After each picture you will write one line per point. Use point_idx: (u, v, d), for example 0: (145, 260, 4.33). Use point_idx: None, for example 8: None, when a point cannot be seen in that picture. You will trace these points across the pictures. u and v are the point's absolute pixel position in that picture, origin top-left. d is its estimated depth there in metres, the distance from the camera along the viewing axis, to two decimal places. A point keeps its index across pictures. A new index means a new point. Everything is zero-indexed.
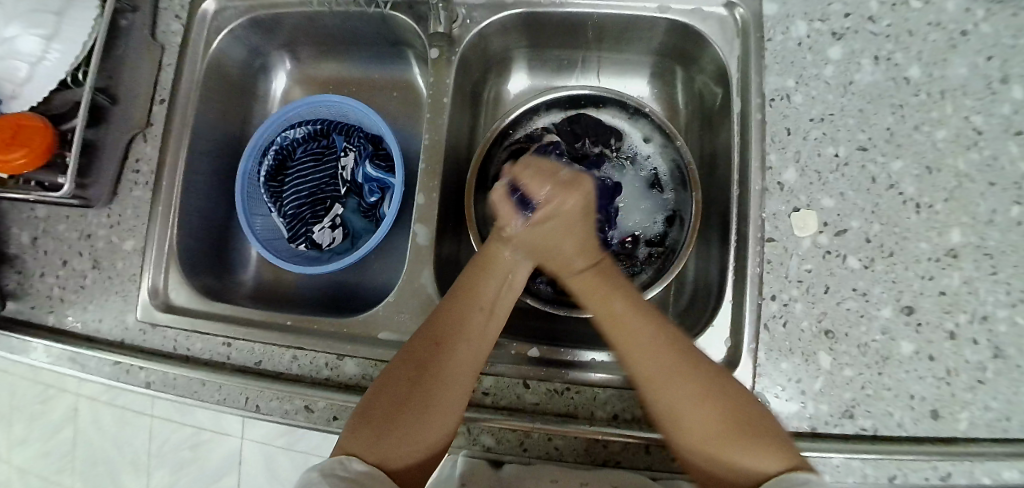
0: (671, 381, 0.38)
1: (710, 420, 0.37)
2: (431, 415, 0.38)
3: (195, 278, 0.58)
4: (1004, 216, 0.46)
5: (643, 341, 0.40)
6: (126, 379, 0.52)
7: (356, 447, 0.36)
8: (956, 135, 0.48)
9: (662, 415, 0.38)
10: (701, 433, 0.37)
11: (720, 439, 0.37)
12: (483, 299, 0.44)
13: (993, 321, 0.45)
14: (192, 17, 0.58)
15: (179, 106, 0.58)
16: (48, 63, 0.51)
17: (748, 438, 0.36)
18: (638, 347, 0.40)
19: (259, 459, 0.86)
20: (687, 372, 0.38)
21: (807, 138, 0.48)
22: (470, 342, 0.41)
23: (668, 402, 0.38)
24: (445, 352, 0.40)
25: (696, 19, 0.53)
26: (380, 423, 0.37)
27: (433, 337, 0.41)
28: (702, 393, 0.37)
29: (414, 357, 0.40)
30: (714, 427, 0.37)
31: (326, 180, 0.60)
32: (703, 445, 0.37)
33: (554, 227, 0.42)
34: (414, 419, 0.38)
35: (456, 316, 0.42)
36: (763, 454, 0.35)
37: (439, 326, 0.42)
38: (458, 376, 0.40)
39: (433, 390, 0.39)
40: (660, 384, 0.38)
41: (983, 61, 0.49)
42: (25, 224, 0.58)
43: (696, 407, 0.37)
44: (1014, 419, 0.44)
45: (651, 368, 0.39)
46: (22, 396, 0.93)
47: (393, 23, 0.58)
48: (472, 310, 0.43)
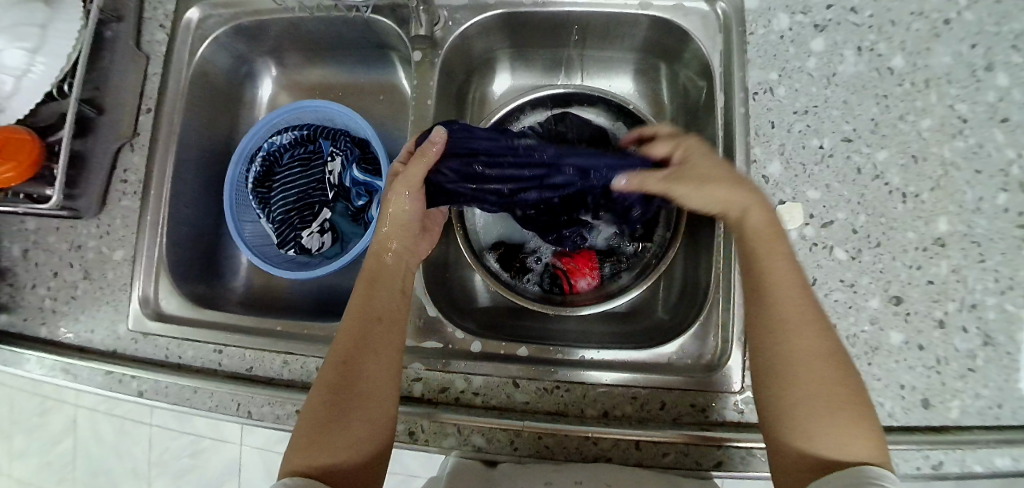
0: (816, 347, 0.37)
1: (826, 380, 0.36)
2: (354, 428, 0.38)
3: (187, 287, 0.59)
4: (991, 204, 0.46)
5: (800, 301, 0.38)
6: (118, 389, 0.52)
7: (298, 470, 0.35)
8: (941, 124, 0.48)
9: (802, 358, 0.37)
10: (826, 397, 0.35)
11: (829, 405, 0.35)
12: (377, 308, 0.43)
13: (982, 309, 0.45)
14: (175, 26, 0.58)
15: (165, 115, 0.58)
16: (34, 77, 0.49)
17: (847, 416, 0.35)
18: (792, 294, 0.39)
19: (260, 464, 0.86)
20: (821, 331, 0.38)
21: (792, 130, 0.48)
22: (376, 345, 0.41)
23: (798, 345, 0.37)
24: (355, 365, 0.40)
25: (679, 15, 0.53)
26: (312, 442, 0.36)
27: (343, 353, 0.40)
28: (830, 356, 0.37)
29: (329, 377, 0.39)
30: (830, 396, 0.35)
31: (313, 186, 0.60)
32: (811, 412, 0.35)
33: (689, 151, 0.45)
34: (341, 435, 0.37)
35: (357, 326, 0.42)
36: (855, 441, 0.34)
37: (341, 347, 0.41)
38: (375, 386, 0.39)
39: (357, 406, 0.38)
40: (806, 344, 0.37)
41: (967, 49, 0.49)
42: (16, 236, 0.58)
43: (828, 364, 0.36)
44: (1005, 406, 0.44)
45: (799, 311, 0.38)
46: (21, 408, 0.93)
47: (377, 27, 0.58)
48: (370, 321, 0.42)
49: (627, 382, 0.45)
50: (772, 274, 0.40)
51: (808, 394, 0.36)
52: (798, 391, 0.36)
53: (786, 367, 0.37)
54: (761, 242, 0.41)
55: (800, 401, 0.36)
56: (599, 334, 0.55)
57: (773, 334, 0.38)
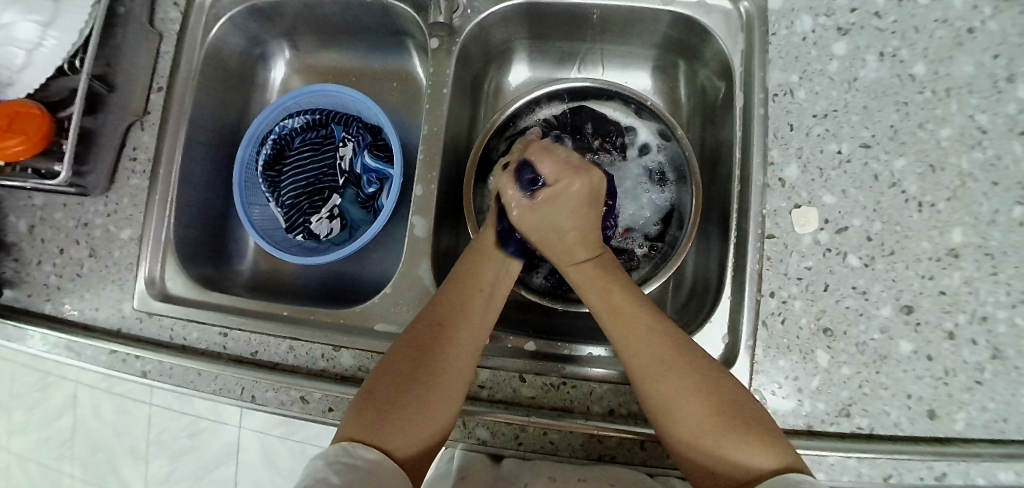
0: (666, 376, 0.38)
1: (694, 410, 0.36)
2: (433, 396, 0.37)
3: (193, 269, 0.58)
4: (1006, 216, 0.46)
5: (645, 342, 0.40)
6: (122, 368, 0.52)
7: (363, 428, 0.35)
8: (960, 133, 0.47)
9: (663, 403, 0.37)
10: (700, 430, 0.36)
11: (712, 435, 0.35)
12: (479, 285, 0.44)
13: (992, 321, 0.44)
14: (190, 5, 0.58)
15: (176, 94, 0.57)
16: (45, 51, 0.49)
17: (741, 429, 0.35)
18: (640, 338, 0.40)
19: (258, 448, 0.86)
20: (670, 367, 0.38)
21: (810, 134, 0.48)
22: (470, 320, 0.42)
23: (661, 396, 0.38)
24: (449, 333, 0.41)
25: (700, 12, 0.52)
26: (386, 403, 0.36)
27: (435, 321, 0.41)
28: (694, 380, 0.37)
29: (418, 342, 0.40)
30: (706, 430, 0.36)
31: (324, 170, 0.59)
32: (702, 444, 0.36)
33: (575, 194, 0.45)
34: (420, 397, 0.37)
35: (456, 296, 0.43)
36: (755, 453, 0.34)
37: (438, 311, 0.42)
38: (460, 359, 0.40)
39: (439, 371, 0.39)
40: (657, 379, 0.38)
41: (990, 58, 0.48)
42: (23, 211, 0.58)
43: (690, 399, 0.37)
44: (1010, 420, 0.43)
45: (642, 360, 0.39)
46: (21, 383, 0.93)
47: (394, 13, 0.57)
48: (470, 298, 0.43)
49: (633, 381, 0.45)
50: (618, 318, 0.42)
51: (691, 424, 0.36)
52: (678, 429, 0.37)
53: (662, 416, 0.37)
54: (598, 280, 0.44)
55: (688, 438, 0.36)
56: (606, 331, 0.54)
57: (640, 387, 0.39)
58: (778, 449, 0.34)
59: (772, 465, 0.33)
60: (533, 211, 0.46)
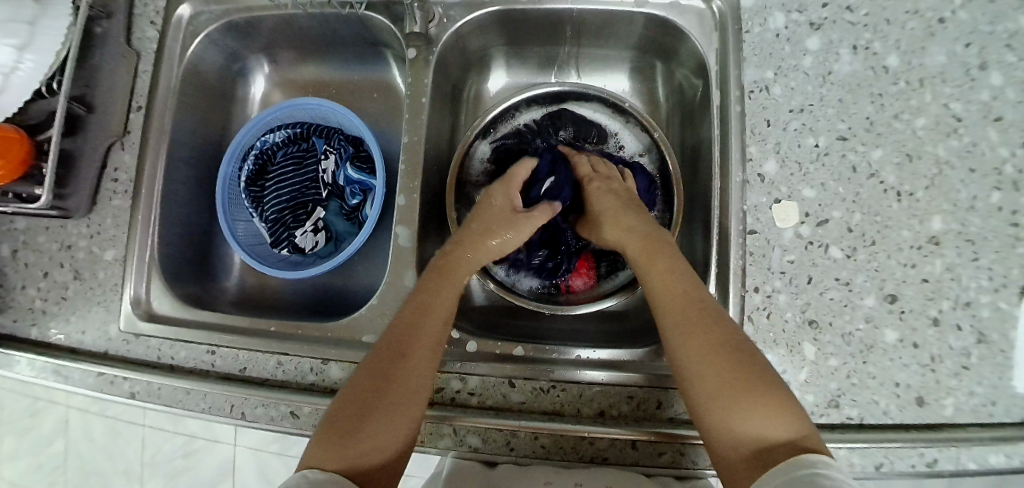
0: (695, 333, 0.38)
1: (721, 367, 0.36)
2: (394, 422, 0.37)
3: (179, 288, 0.58)
4: (985, 202, 0.46)
5: (684, 301, 0.40)
6: (110, 390, 0.51)
7: (322, 455, 0.35)
8: (936, 122, 0.48)
9: (694, 356, 0.37)
10: (725, 390, 0.36)
11: (737, 400, 0.35)
12: (442, 310, 0.44)
13: (976, 307, 0.45)
14: (167, 23, 0.58)
15: (156, 113, 0.57)
16: (22, 74, 0.49)
17: (764, 399, 0.35)
18: (680, 290, 0.41)
19: (254, 465, 0.85)
20: (710, 323, 0.38)
21: (787, 129, 0.48)
22: (428, 346, 0.41)
23: (697, 347, 0.38)
24: (408, 360, 0.40)
25: (675, 13, 0.53)
26: (346, 429, 0.36)
27: (395, 345, 0.40)
28: (724, 343, 0.37)
29: (376, 367, 0.39)
30: (734, 390, 0.35)
31: (307, 184, 0.59)
32: (725, 409, 0.35)
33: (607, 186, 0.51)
34: (380, 423, 0.37)
35: (417, 320, 0.42)
36: (774, 424, 0.34)
37: (399, 336, 0.41)
38: (417, 384, 0.39)
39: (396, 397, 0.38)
40: (690, 336, 0.38)
41: (961, 47, 0.49)
42: (4, 236, 0.57)
43: (721, 355, 0.37)
44: (998, 403, 0.44)
45: (681, 323, 0.39)
46: (12, 410, 0.92)
47: (371, 24, 0.57)
48: (431, 321, 0.42)
49: (623, 382, 0.45)
50: (662, 282, 0.42)
51: (720, 390, 0.36)
52: (703, 391, 0.36)
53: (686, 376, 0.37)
54: (646, 253, 0.45)
55: (717, 399, 0.36)
56: (594, 333, 0.54)
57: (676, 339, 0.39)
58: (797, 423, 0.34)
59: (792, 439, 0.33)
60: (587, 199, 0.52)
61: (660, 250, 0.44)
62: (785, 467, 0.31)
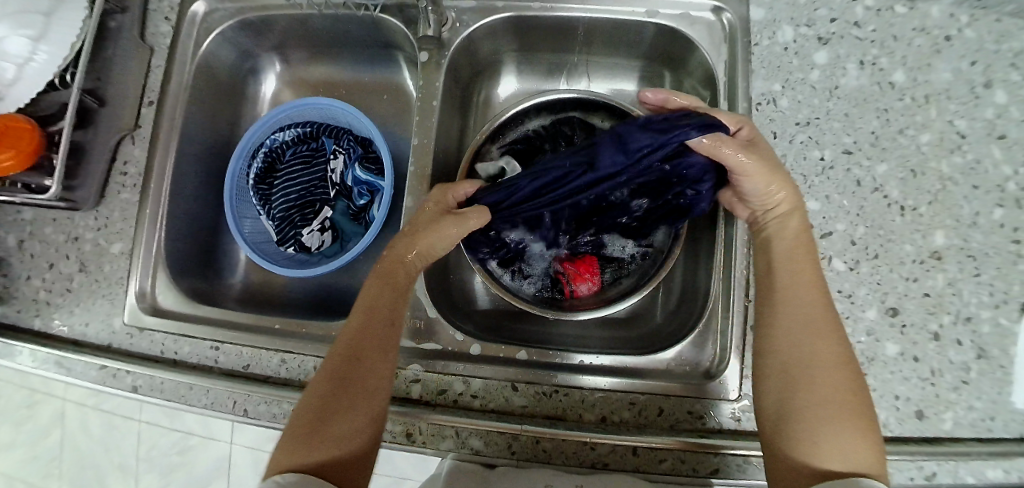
0: (818, 338, 0.39)
1: (830, 378, 0.37)
2: (355, 421, 0.38)
3: (184, 282, 0.58)
4: (987, 219, 0.47)
5: (815, 303, 0.40)
6: (113, 383, 0.52)
7: (288, 460, 0.35)
8: (940, 139, 0.48)
9: (811, 358, 0.38)
10: (825, 399, 0.36)
11: (833, 411, 0.36)
12: (387, 311, 0.44)
13: (976, 322, 0.45)
14: (181, 19, 0.58)
15: (167, 109, 0.58)
16: (35, 65, 0.50)
17: (852, 421, 0.35)
18: (808, 294, 0.41)
19: (250, 462, 0.85)
20: (831, 333, 0.39)
21: (793, 141, 0.49)
22: (380, 345, 0.42)
23: (812, 352, 0.38)
24: (362, 361, 0.41)
25: (685, 23, 0.53)
26: (311, 433, 0.37)
27: (349, 349, 0.41)
28: (839, 358, 0.38)
29: (333, 372, 0.40)
30: (834, 402, 0.36)
31: (315, 184, 0.60)
32: (820, 418, 0.36)
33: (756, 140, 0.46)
34: (341, 424, 0.38)
35: (365, 324, 0.43)
36: (857, 448, 0.34)
37: (350, 340, 0.42)
38: (375, 383, 0.40)
39: (356, 398, 0.39)
40: (817, 337, 0.39)
41: (967, 65, 0.49)
42: (11, 227, 0.57)
43: (833, 367, 0.37)
44: (997, 418, 0.44)
45: (811, 328, 0.39)
46: (9, 401, 0.92)
47: (383, 26, 0.58)
48: (380, 323, 0.43)
49: (625, 389, 0.46)
50: (793, 280, 0.41)
51: (817, 400, 0.36)
52: (805, 394, 0.37)
53: (798, 374, 0.38)
54: (794, 246, 0.43)
55: (815, 404, 0.36)
56: (596, 339, 0.55)
57: (796, 338, 0.39)
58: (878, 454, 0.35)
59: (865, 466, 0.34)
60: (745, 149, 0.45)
61: (801, 252, 0.43)
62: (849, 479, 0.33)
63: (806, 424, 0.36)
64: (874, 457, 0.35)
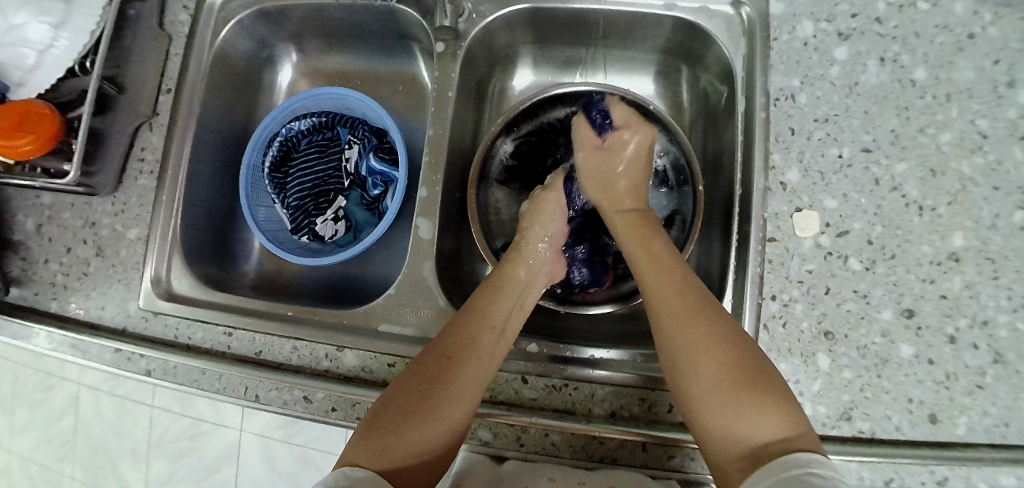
0: (688, 318, 0.40)
1: (709, 352, 0.38)
2: (434, 429, 0.38)
3: (199, 269, 0.59)
4: (1007, 221, 0.46)
5: (673, 285, 0.43)
6: (127, 367, 0.52)
7: (361, 457, 0.35)
8: (961, 138, 0.47)
9: (683, 342, 0.39)
10: (714, 374, 0.37)
11: (727, 388, 0.36)
12: (492, 321, 0.45)
13: (994, 326, 0.44)
14: (199, 8, 0.59)
15: (184, 97, 0.58)
16: (56, 51, 0.51)
17: (750, 395, 0.35)
18: (672, 281, 0.43)
19: (258, 450, 0.86)
20: (699, 312, 0.40)
21: (812, 138, 0.48)
22: (476, 356, 0.42)
23: (691, 334, 0.39)
24: (455, 368, 0.41)
25: (703, 17, 0.53)
26: (390, 430, 0.37)
27: (445, 351, 0.42)
28: (715, 335, 0.39)
29: (425, 370, 0.41)
30: (723, 375, 0.37)
31: (329, 173, 0.60)
32: (716, 395, 0.36)
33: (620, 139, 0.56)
34: (421, 427, 0.37)
35: (463, 333, 0.43)
36: (766, 421, 0.34)
37: (449, 343, 0.42)
38: (462, 393, 0.40)
39: (442, 404, 0.39)
40: (678, 321, 0.40)
41: (990, 64, 0.48)
42: (31, 211, 0.58)
43: (708, 343, 0.38)
44: (1012, 424, 0.43)
45: (685, 310, 0.41)
46: (25, 383, 0.93)
47: (400, 17, 0.58)
48: (481, 331, 0.44)
49: (636, 384, 0.45)
50: (654, 273, 0.45)
51: (708, 376, 0.37)
52: (692, 374, 0.38)
53: (677, 360, 0.39)
54: (637, 235, 0.49)
55: (707, 385, 0.37)
56: (605, 333, 0.55)
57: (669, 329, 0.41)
58: (789, 422, 0.34)
59: (783, 437, 0.33)
60: (597, 152, 0.57)
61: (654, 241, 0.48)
62: (778, 465, 0.31)
63: (715, 408, 0.36)
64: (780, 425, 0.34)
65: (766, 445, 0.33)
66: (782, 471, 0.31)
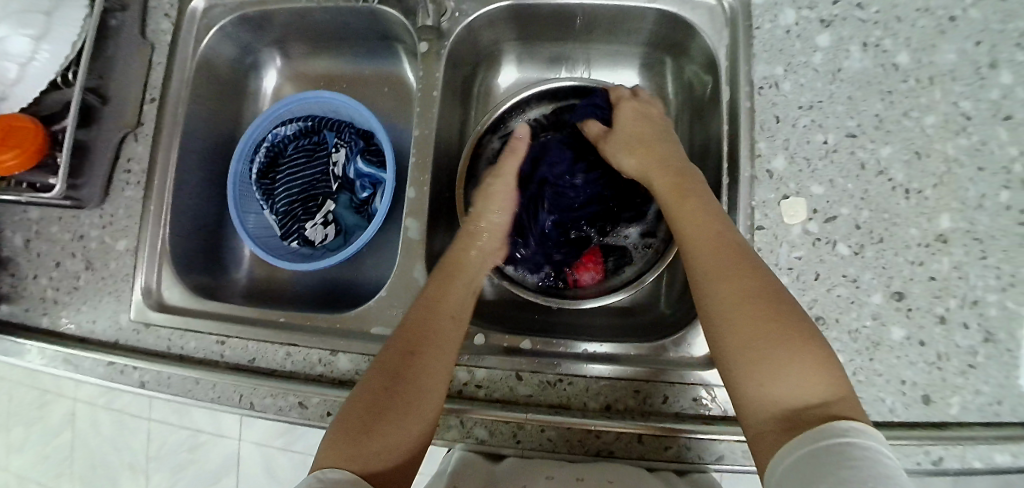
0: (732, 274, 0.38)
1: (752, 310, 0.36)
2: (406, 423, 0.37)
3: (190, 279, 0.59)
4: (994, 201, 0.46)
5: (717, 240, 0.40)
6: (120, 379, 0.52)
7: (335, 461, 0.35)
8: (945, 120, 0.48)
9: (725, 299, 0.37)
10: (755, 332, 0.35)
11: (771, 346, 0.34)
12: (447, 308, 0.44)
13: (983, 305, 0.45)
14: (181, 15, 0.58)
15: (169, 106, 0.58)
16: (38, 65, 0.49)
17: (792, 357, 0.34)
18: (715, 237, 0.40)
19: (258, 459, 0.86)
20: (742, 271, 0.38)
21: (797, 126, 0.49)
22: (436, 344, 0.42)
23: (735, 289, 0.37)
24: (416, 359, 0.40)
25: (685, 9, 0.53)
26: (360, 430, 0.36)
27: (406, 344, 0.41)
28: (761, 293, 0.37)
29: (389, 367, 0.40)
30: (767, 334, 0.35)
31: (317, 177, 0.60)
32: (758, 353, 0.34)
33: (636, 113, 0.55)
34: (393, 423, 0.37)
35: (421, 324, 0.42)
36: (806, 382, 0.33)
37: (408, 336, 0.42)
38: (428, 382, 0.39)
39: (409, 396, 0.38)
40: (722, 276, 0.38)
41: (972, 46, 0.49)
42: (18, 226, 0.58)
43: (750, 302, 0.36)
44: (1005, 402, 0.44)
45: (728, 268, 0.38)
46: (20, 401, 0.93)
47: (383, 18, 0.58)
48: (435, 319, 0.43)
49: (630, 376, 0.46)
50: (695, 227, 0.42)
51: (749, 335, 0.35)
52: (733, 332, 0.36)
53: (721, 317, 0.37)
54: (674, 192, 0.46)
55: (748, 342, 0.35)
56: (598, 327, 0.55)
57: (713, 284, 0.39)
58: (832, 386, 0.33)
59: (825, 400, 0.32)
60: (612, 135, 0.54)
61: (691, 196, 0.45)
62: (818, 429, 0.30)
63: (751, 366, 0.34)
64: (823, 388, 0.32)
65: (806, 406, 0.32)
66: (815, 441, 0.29)
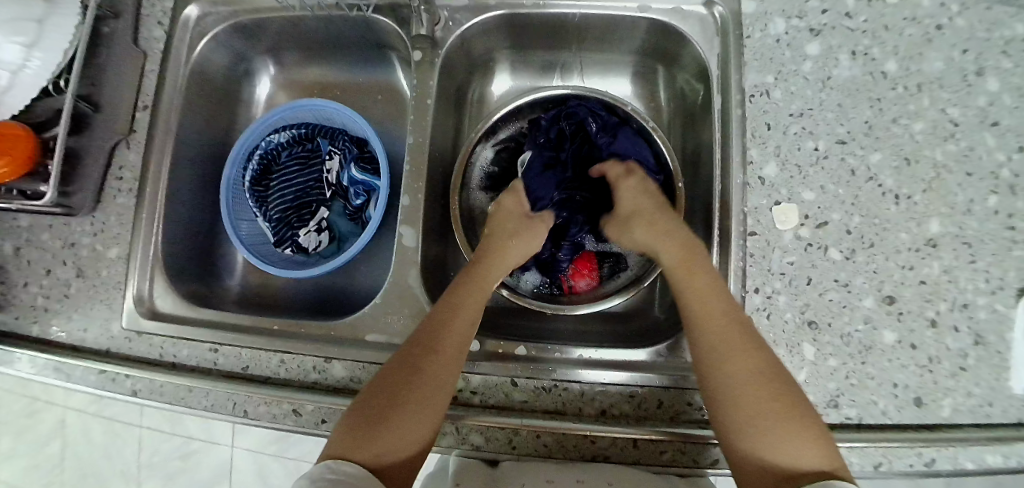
0: (737, 353, 0.40)
1: (753, 390, 0.39)
2: (418, 419, 0.39)
3: (183, 286, 0.58)
4: (982, 206, 0.47)
5: (722, 319, 0.42)
6: (111, 388, 0.51)
7: (348, 448, 0.37)
8: (933, 127, 0.48)
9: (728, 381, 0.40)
10: (759, 411, 0.38)
11: (769, 423, 0.38)
12: (465, 309, 0.45)
13: (973, 309, 0.45)
14: (174, 22, 0.58)
15: (162, 113, 0.58)
16: (29, 72, 0.49)
17: (788, 430, 0.37)
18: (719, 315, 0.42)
19: (251, 467, 0.85)
20: (744, 345, 0.40)
21: (787, 133, 0.49)
22: (452, 347, 0.43)
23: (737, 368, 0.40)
24: (432, 356, 0.42)
25: (677, 18, 0.54)
26: (375, 421, 0.39)
27: (426, 341, 0.43)
28: (760, 373, 0.39)
29: (407, 361, 0.42)
30: (767, 412, 0.38)
31: (311, 184, 0.60)
32: (759, 429, 0.38)
33: (641, 188, 0.54)
34: (405, 416, 0.39)
35: (440, 321, 0.44)
36: (803, 451, 0.36)
37: (427, 332, 0.43)
38: (441, 381, 0.41)
39: (423, 393, 0.40)
40: (726, 356, 0.40)
41: (958, 54, 0.49)
42: (8, 233, 0.57)
43: (753, 382, 0.39)
44: (995, 404, 0.44)
45: (732, 346, 0.40)
46: (9, 411, 0.92)
47: (376, 27, 0.58)
48: (454, 319, 0.44)
49: (625, 382, 0.46)
50: (699, 298, 0.43)
51: (749, 414, 0.38)
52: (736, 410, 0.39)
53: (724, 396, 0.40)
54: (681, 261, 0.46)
55: (750, 420, 0.38)
56: (595, 333, 0.55)
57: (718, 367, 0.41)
58: (826, 452, 0.37)
59: (818, 467, 0.36)
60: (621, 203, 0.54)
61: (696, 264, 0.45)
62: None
63: (750, 438, 0.38)
64: (818, 453, 0.36)
65: (801, 473, 0.36)
66: None
